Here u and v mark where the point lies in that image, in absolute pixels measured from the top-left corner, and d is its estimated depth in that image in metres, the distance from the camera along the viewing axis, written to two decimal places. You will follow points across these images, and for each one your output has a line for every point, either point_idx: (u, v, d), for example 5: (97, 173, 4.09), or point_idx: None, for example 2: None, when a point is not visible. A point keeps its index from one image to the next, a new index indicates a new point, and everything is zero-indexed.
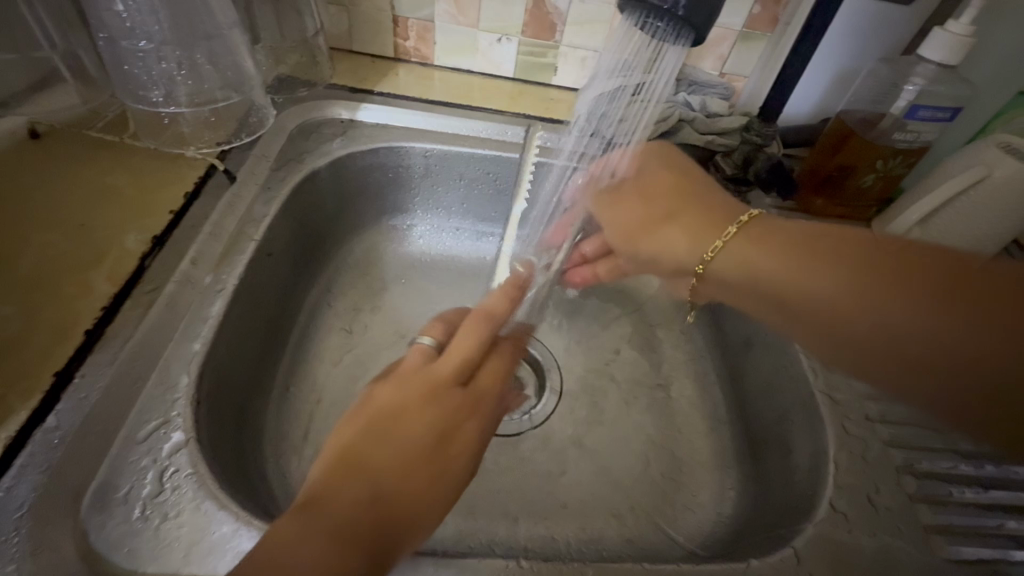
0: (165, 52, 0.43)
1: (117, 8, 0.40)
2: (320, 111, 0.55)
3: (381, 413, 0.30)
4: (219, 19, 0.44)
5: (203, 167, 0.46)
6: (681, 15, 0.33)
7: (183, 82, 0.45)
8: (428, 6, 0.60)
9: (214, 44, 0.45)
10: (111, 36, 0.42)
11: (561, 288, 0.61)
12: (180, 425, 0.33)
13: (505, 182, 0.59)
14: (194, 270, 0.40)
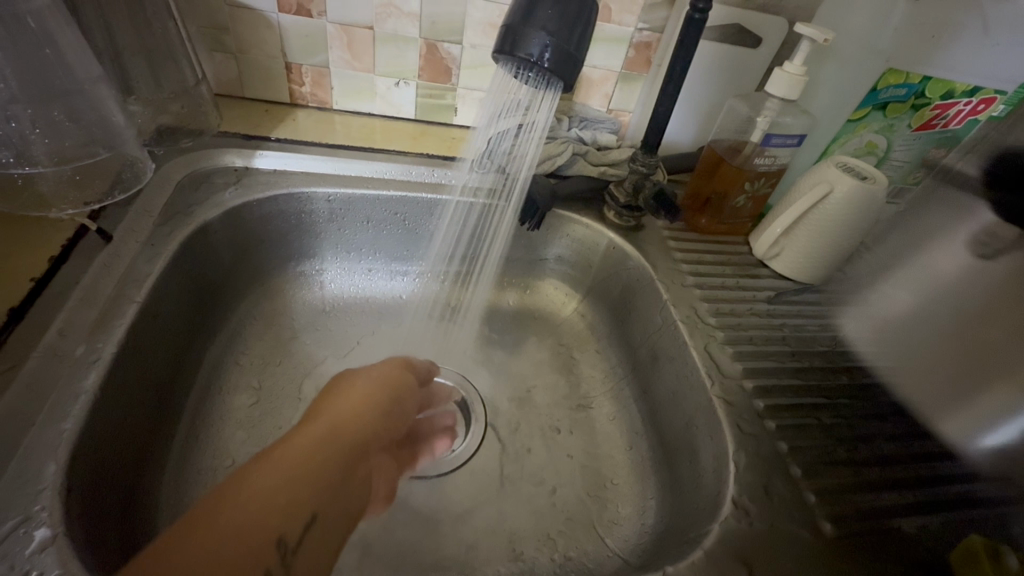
0: (14, 111, 0.39)
1: None
2: (210, 160, 0.53)
3: (330, 415, 0.35)
4: (79, 74, 0.42)
5: (71, 229, 0.42)
6: (547, 67, 0.35)
7: (39, 140, 0.41)
8: (322, 52, 0.60)
9: (75, 99, 0.42)
10: None
11: (476, 316, 0.64)
12: (45, 519, 0.30)
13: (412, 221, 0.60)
14: (63, 342, 0.37)
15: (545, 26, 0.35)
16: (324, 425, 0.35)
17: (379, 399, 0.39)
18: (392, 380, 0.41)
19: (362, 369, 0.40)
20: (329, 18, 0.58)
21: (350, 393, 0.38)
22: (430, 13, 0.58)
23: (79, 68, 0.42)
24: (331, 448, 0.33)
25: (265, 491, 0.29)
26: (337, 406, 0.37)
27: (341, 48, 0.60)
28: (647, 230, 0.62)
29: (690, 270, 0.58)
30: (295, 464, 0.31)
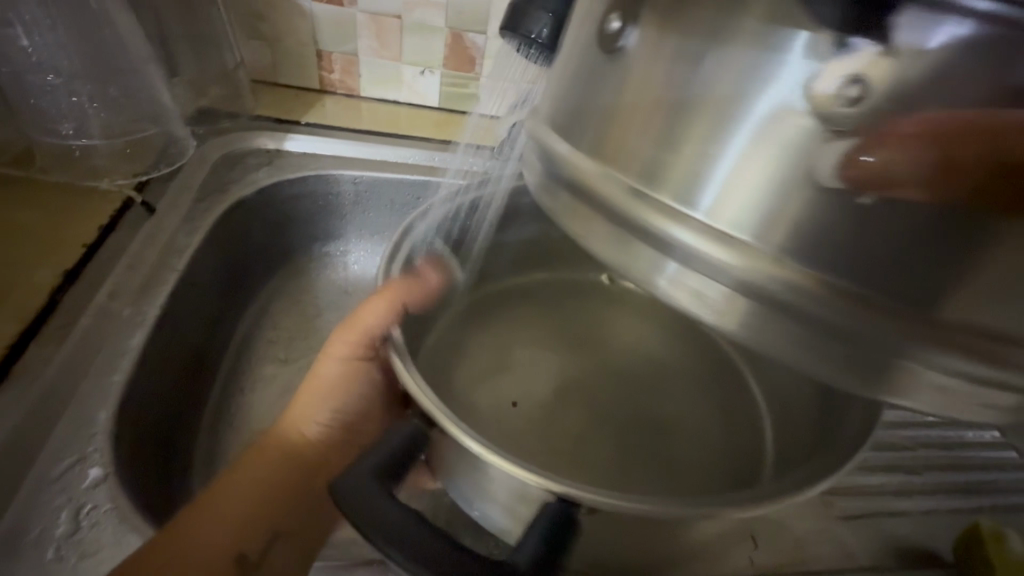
0: (76, 86, 0.43)
1: (22, 42, 0.40)
2: (243, 141, 0.55)
3: (280, 433, 0.38)
4: (134, 54, 0.45)
5: (119, 201, 0.45)
6: (543, 43, 0.33)
7: (96, 115, 0.45)
8: (352, 40, 0.63)
9: (130, 78, 0.46)
10: (15, 71, 0.41)
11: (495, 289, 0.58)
12: (97, 460, 0.32)
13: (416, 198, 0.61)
14: (111, 303, 0.39)
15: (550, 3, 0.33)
16: (275, 449, 0.38)
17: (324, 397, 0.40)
18: (335, 381, 0.40)
19: (317, 371, 0.40)
20: (360, 7, 0.60)
21: (300, 408, 0.40)
22: (457, 4, 0.60)
23: (134, 48, 0.45)
24: (284, 471, 0.37)
25: (217, 521, 0.33)
26: (285, 427, 0.39)
27: (370, 36, 0.62)
28: None
29: None
30: (253, 490, 0.35)
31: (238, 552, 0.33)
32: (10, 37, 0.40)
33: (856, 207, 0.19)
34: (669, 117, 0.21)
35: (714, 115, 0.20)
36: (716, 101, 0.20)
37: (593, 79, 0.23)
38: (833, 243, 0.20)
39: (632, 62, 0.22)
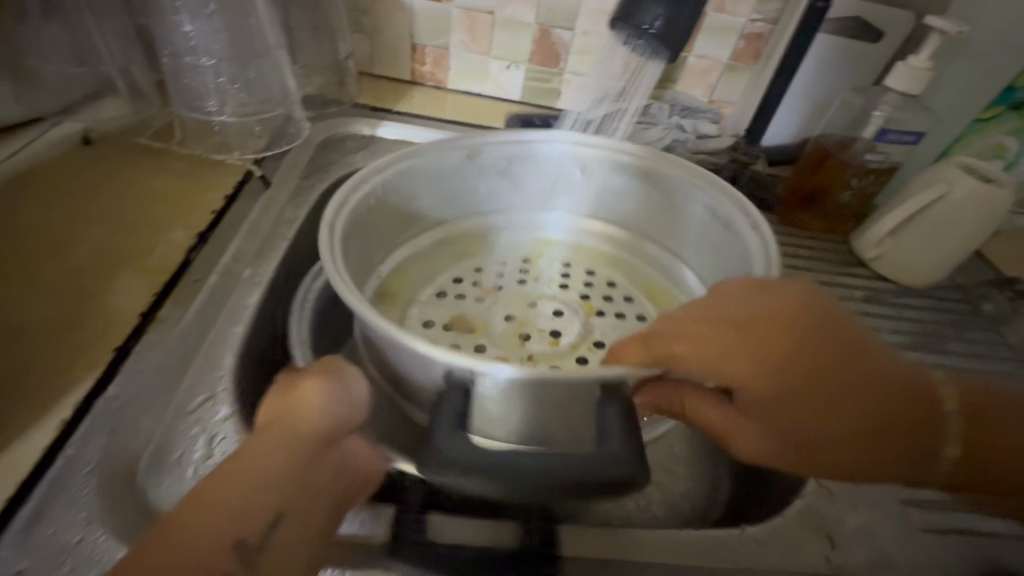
0: (221, 67, 0.48)
1: (185, 28, 0.45)
2: (343, 127, 0.59)
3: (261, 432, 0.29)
4: (269, 40, 0.49)
5: (240, 173, 0.50)
6: (654, 34, 0.37)
7: (235, 94, 0.50)
8: (445, 35, 0.66)
9: (263, 62, 0.49)
10: (175, 54, 0.46)
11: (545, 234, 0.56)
12: (225, 398, 0.36)
13: (418, 166, 0.47)
14: (235, 264, 0.43)
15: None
16: (269, 439, 0.29)
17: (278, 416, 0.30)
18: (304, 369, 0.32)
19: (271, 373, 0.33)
20: (455, 3, 0.63)
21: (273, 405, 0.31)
22: (548, 1, 0.62)
23: (271, 36, 0.49)
24: (287, 458, 0.28)
25: (207, 504, 0.25)
26: (269, 418, 0.30)
27: (462, 31, 0.65)
28: None
29: (785, 261, 0.59)
30: (250, 478, 0.27)
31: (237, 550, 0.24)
32: (176, 22, 0.45)
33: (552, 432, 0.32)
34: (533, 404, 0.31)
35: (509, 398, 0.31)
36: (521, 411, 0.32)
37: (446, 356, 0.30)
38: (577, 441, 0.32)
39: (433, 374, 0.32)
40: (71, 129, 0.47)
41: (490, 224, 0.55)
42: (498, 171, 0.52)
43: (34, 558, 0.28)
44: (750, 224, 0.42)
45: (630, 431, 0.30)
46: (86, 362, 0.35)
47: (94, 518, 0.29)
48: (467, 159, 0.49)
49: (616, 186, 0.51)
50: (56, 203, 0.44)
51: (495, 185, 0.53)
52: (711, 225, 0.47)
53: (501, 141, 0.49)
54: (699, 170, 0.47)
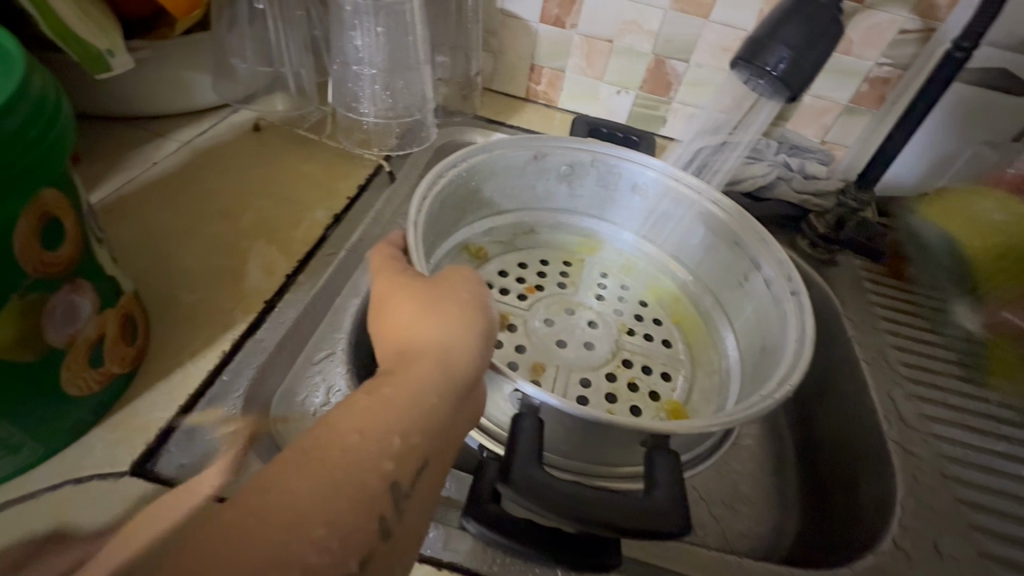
0: (377, 77, 0.54)
1: (356, 41, 0.52)
2: (461, 134, 0.64)
3: (423, 315, 0.32)
4: (418, 56, 0.55)
5: (373, 166, 0.56)
6: (778, 75, 0.39)
7: (384, 100, 0.56)
8: (564, 58, 0.70)
9: (412, 75, 0.55)
10: (345, 62, 0.54)
11: (606, 269, 0.59)
12: (342, 357, 0.42)
13: (502, 156, 0.51)
14: (360, 245, 0.50)
15: (792, 43, 0.38)
16: (426, 360, 0.29)
17: (427, 299, 0.33)
18: (481, 303, 0.33)
19: (401, 289, 0.34)
20: (578, 30, 0.67)
21: (425, 326, 0.31)
22: (668, 33, 0.65)
23: (422, 53, 0.55)
24: (433, 380, 0.28)
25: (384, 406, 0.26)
26: (425, 346, 0.30)
27: (580, 55, 0.69)
28: (842, 267, 0.61)
29: (885, 314, 0.56)
30: (408, 393, 0.27)
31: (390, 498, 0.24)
32: (350, 36, 0.52)
33: (587, 446, 0.36)
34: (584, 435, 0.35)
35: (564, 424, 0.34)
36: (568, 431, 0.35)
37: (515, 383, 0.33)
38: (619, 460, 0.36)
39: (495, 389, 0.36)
40: (246, 116, 0.57)
41: (541, 218, 0.60)
42: (562, 175, 0.55)
43: (193, 456, 0.34)
44: (791, 289, 0.43)
45: (679, 489, 0.31)
46: (243, 309, 0.42)
47: (239, 435, 0.35)
48: (534, 159, 0.53)
49: (671, 211, 0.54)
50: (230, 175, 0.52)
51: (559, 188, 0.57)
52: (746, 270, 0.49)
53: (570, 147, 0.52)
54: (765, 235, 0.47)
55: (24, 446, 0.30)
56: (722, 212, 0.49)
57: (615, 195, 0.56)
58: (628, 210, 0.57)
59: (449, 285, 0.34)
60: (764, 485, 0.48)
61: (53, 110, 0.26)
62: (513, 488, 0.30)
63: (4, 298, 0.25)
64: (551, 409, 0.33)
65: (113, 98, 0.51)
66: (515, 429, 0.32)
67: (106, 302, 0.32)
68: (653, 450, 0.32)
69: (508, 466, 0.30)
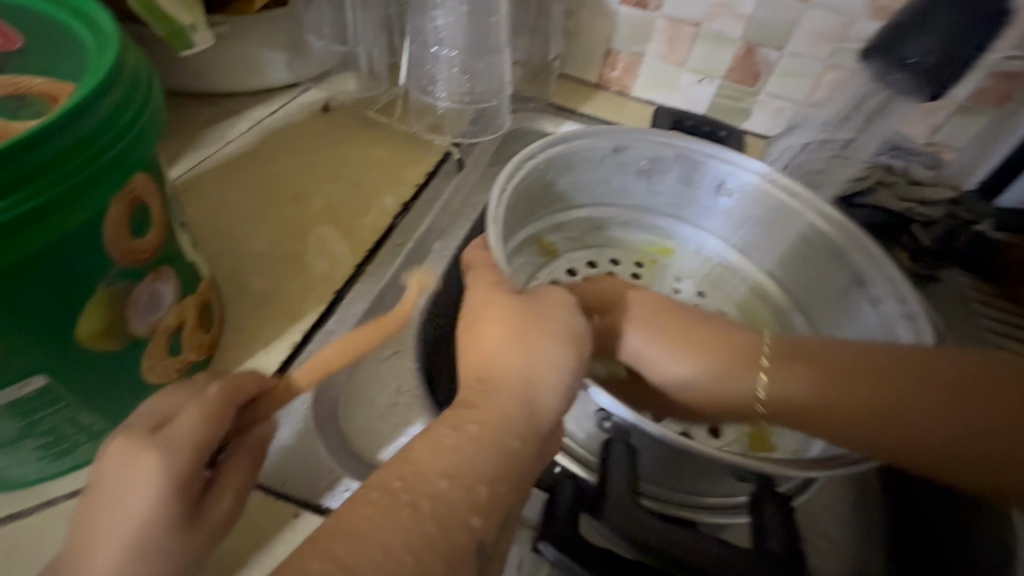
0: (456, 59, 0.52)
1: (437, 22, 0.50)
2: (531, 122, 0.61)
3: (512, 344, 0.29)
4: (498, 39, 0.52)
5: (441, 153, 0.54)
6: (923, 69, 0.34)
7: (461, 84, 0.53)
8: (644, 42, 0.66)
9: (492, 58, 0.53)
10: (425, 42, 0.52)
11: (681, 274, 0.56)
12: (409, 355, 0.40)
13: (581, 148, 0.48)
14: (428, 236, 0.48)
15: (942, 30, 0.33)
16: (509, 397, 0.27)
17: (520, 324, 0.30)
18: (576, 338, 0.30)
19: (491, 307, 0.31)
20: (663, 12, 0.62)
21: (513, 358, 0.28)
22: (763, 17, 0.59)
23: (504, 35, 0.52)
24: (515, 420, 0.26)
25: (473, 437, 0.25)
26: (510, 381, 0.28)
27: (662, 40, 0.64)
28: (947, 285, 0.54)
29: (998, 342, 0.50)
30: (492, 431, 0.25)
31: (481, 541, 0.23)
32: (431, 16, 0.50)
33: (680, 477, 0.33)
34: (680, 468, 0.32)
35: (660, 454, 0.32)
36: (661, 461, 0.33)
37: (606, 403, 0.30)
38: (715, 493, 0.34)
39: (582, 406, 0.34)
40: (316, 96, 0.56)
41: (613, 214, 0.56)
42: (641, 170, 0.51)
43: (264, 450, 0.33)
44: (907, 314, 0.40)
45: (791, 540, 0.29)
46: (313, 298, 0.41)
47: (310, 432, 0.34)
48: (613, 152, 0.49)
49: (760, 217, 0.50)
50: (299, 157, 0.51)
51: (635, 184, 0.53)
52: (851, 289, 0.45)
53: (654, 140, 0.49)
54: (875, 250, 0.43)
55: (105, 433, 0.29)
56: (825, 223, 0.45)
57: (697, 194, 0.52)
58: (710, 211, 0.53)
59: (545, 314, 0.30)
60: (849, 524, 0.44)
61: (144, 92, 0.25)
62: (608, 526, 0.29)
63: (92, 289, 0.25)
64: (645, 437, 0.30)
65: (190, 74, 0.51)
66: (606, 459, 0.31)
67: (186, 290, 0.31)
68: (762, 499, 0.30)
69: (604, 500, 0.29)
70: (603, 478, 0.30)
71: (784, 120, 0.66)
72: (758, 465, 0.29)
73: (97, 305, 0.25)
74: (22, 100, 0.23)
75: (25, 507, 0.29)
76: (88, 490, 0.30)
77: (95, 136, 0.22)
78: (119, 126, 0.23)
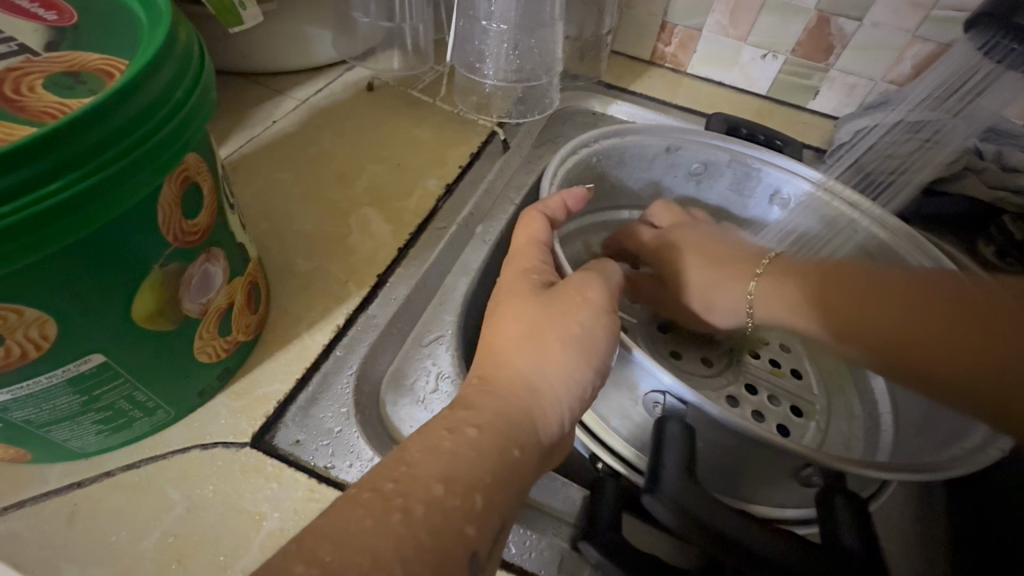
0: (506, 35, 0.50)
1: None
2: (579, 101, 0.59)
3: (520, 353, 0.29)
4: (551, 11, 0.49)
5: (485, 134, 0.52)
6: None
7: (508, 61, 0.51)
8: (703, 14, 0.61)
9: (544, 32, 0.50)
10: (473, 17, 0.50)
11: None
12: (450, 341, 0.39)
13: (635, 144, 0.48)
14: (471, 219, 0.46)
15: None
16: (512, 402, 0.27)
17: (533, 331, 0.29)
18: (590, 343, 0.29)
19: (509, 310, 0.31)
20: None
21: (522, 362, 0.29)
22: None
23: (557, 8, 0.49)
24: (518, 424, 0.26)
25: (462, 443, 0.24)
26: (508, 383, 0.28)
27: (723, 11, 0.60)
28: None
29: None
30: (494, 431, 0.25)
31: None
32: None
33: (737, 471, 0.31)
34: (739, 459, 0.30)
35: (712, 440, 0.30)
36: (711, 450, 0.31)
37: (656, 374, 0.29)
38: (774, 485, 0.31)
39: (627, 388, 0.32)
40: (361, 75, 0.55)
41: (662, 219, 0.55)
42: (692, 173, 0.51)
43: (309, 433, 0.33)
44: None
45: (871, 539, 0.26)
46: (357, 282, 0.41)
47: (351, 416, 0.34)
48: (666, 152, 0.49)
49: (814, 226, 0.48)
50: (343, 138, 0.51)
51: (685, 188, 0.52)
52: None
53: (708, 143, 0.48)
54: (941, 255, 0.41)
55: (160, 409, 0.30)
56: (885, 232, 0.44)
57: (749, 202, 0.51)
58: (761, 220, 0.52)
59: (561, 323, 0.29)
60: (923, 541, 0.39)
61: (196, 71, 0.24)
62: (661, 505, 0.26)
63: (146, 271, 0.24)
64: (702, 417, 0.29)
65: (239, 54, 0.51)
66: (659, 436, 0.28)
67: (236, 271, 0.31)
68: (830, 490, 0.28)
69: (657, 478, 0.27)
70: (656, 458, 0.28)
71: (857, 98, 0.60)
72: (832, 459, 0.27)
73: (151, 287, 0.25)
74: (75, 77, 0.22)
75: (87, 476, 0.30)
76: (142, 465, 0.30)
77: (146, 117, 0.22)
78: (171, 106, 0.23)
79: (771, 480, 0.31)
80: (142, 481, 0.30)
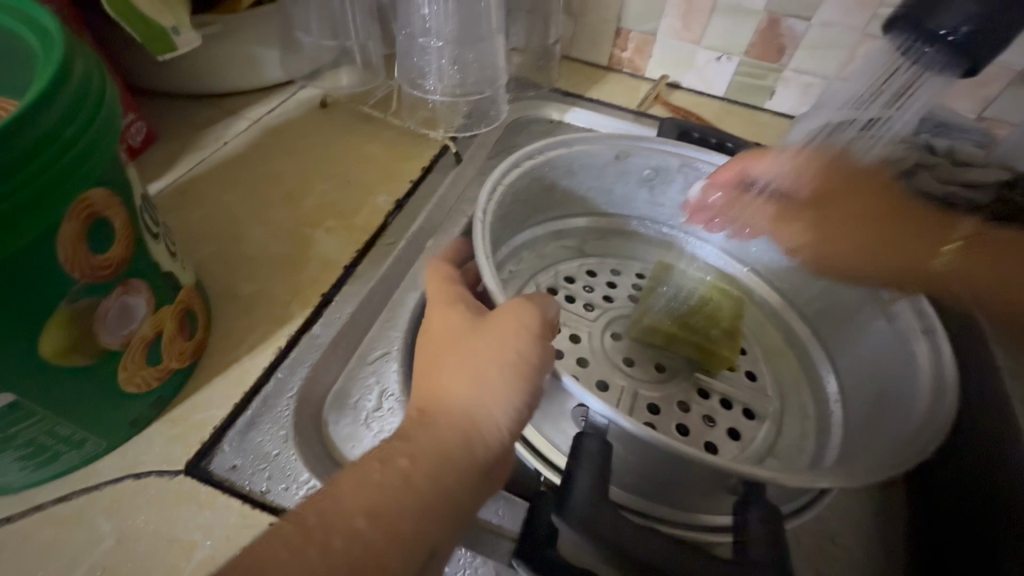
0: (448, 49, 0.50)
1: (424, 11, 0.49)
2: (534, 110, 0.59)
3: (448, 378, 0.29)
4: (491, 25, 0.50)
5: (438, 147, 0.52)
6: (957, 41, 0.31)
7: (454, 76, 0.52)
8: (655, 19, 0.61)
9: (483, 46, 0.51)
10: (413, 33, 0.50)
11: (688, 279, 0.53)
12: (397, 358, 0.39)
13: (583, 153, 0.48)
14: (420, 234, 0.46)
15: None
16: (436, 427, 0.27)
17: (462, 357, 0.29)
18: (517, 366, 0.29)
19: (440, 335, 0.31)
20: None
21: (449, 387, 0.29)
22: None
23: (495, 21, 0.50)
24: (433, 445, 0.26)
25: None
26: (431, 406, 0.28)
27: (674, 16, 0.60)
28: None
29: None
30: None
31: None
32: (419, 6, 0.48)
33: (664, 483, 0.31)
34: (665, 472, 0.30)
35: (639, 454, 0.30)
36: (639, 463, 0.31)
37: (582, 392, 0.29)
38: (704, 495, 0.31)
39: (557, 405, 0.32)
40: (312, 93, 0.55)
41: (619, 224, 0.55)
42: (644, 179, 0.51)
43: (245, 458, 0.33)
44: (924, 327, 0.38)
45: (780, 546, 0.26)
46: (301, 302, 0.41)
47: (290, 439, 0.34)
48: (615, 160, 0.49)
49: (765, 227, 0.48)
50: (295, 155, 0.51)
51: (638, 194, 0.52)
52: (866, 305, 0.43)
53: (656, 149, 0.48)
54: None
55: (87, 441, 0.30)
56: None
57: None
58: None
59: (488, 350, 0.29)
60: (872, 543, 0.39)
61: (96, 104, 0.24)
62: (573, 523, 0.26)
63: (52, 308, 0.25)
64: (623, 433, 0.29)
65: (187, 78, 0.51)
66: (577, 452, 0.28)
67: (163, 300, 0.31)
68: (747, 502, 0.28)
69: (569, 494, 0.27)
70: (572, 475, 0.28)
71: (812, 97, 0.61)
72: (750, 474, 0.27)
73: (58, 324, 0.25)
74: None
75: (17, 511, 0.30)
76: (74, 497, 0.30)
77: (34, 157, 0.21)
78: (64, 143, 0.22)
79: (699, 490, 0.31)
80: (73, 513, 0.30)
